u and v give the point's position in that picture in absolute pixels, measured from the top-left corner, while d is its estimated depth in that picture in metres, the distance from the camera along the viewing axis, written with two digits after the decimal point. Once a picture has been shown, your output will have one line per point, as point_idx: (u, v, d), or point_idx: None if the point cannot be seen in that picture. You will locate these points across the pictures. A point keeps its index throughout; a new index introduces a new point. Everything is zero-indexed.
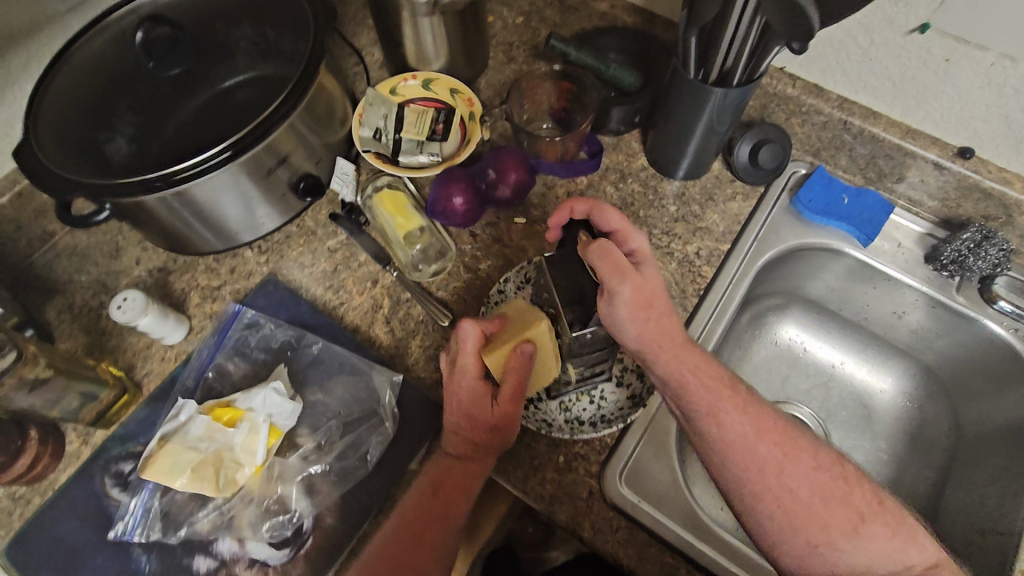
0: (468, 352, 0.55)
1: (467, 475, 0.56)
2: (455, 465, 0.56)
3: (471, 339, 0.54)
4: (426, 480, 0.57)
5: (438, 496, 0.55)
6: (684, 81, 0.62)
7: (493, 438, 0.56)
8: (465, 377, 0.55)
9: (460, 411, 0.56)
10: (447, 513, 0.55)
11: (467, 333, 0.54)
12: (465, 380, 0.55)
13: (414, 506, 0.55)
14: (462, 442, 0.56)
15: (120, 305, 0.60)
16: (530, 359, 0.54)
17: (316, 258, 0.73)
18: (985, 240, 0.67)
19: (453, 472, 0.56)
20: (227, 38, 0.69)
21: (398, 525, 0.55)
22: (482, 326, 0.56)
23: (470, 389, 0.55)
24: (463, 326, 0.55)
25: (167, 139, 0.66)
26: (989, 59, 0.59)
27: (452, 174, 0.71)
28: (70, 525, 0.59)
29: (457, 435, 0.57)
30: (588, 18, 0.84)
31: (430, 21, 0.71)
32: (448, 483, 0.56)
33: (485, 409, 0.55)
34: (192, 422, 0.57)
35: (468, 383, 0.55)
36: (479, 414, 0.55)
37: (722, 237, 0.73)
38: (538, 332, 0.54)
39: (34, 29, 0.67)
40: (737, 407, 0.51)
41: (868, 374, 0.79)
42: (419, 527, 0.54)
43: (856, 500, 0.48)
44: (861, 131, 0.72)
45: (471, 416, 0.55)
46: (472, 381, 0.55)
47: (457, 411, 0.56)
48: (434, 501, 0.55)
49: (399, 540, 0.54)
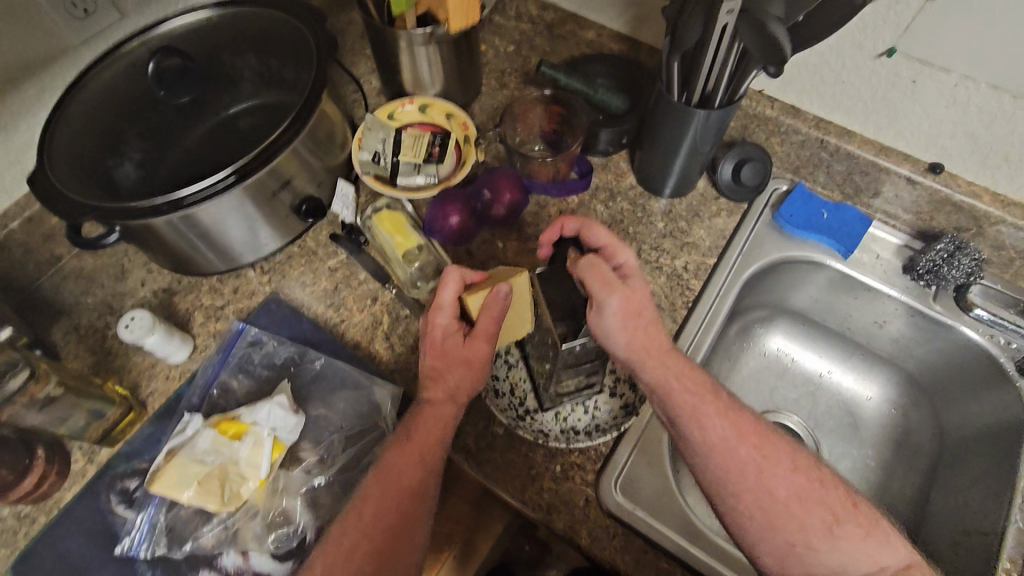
0: (449, 293, 0.57)
1: (440, 418, 0.56)
2: (428, 407, 0.57)
3: (454, 282, 0.57)
4: (401, 427, 0.57)
5: (413, 438, 0.55)
6: (668, 104, 0.66)
7: (466, 377, 0.57)
8: (441, 315, 0.57)
9: (436, 349, 0.57)
10: (428, 454, 0.54)
11: (450, 278, 0.57)
12: (441, 317, 0.57)
13: (393, 453, 0.55)
14: (435, 382, 0.57)
15: (128, 324, 0.63)
16: (505, 300, 0.55)
17: (317, 277, 0.75)
18: (957, 250, 0.71)
19: (429, 417, 0.56)
20: (232, 67, 0.73)
21: (382, 476, 0.53)
22: (466, 275, 0.59)
23: (445, 326, 0.57)
24: (447, 270, 0.58)
25: (173, 165, 0.70)
26: (952, 80, 0.63)
27: (449, 195, 0.74)
28: (76, 542, 0.60)
29: (432, 375, 0.57)
30: (576, 45, 0.88)
31: (427, 50, 0.75)
32: (424, 425, 0.56)
33: (459, 345, 0.57)
34: (198, 436, 0.58)
35: (444, 321, 0.57)
36: (453, 349, 0.57)
37: (708, 251, 0.76)
38: (517, 279, 0.56)
39: (50, 61, 0.70)
40: (718, 411, 0.53)
41: (854, 383, 0.82)
42: (401, 472, 0.53)
43: (831, 501, 0.50)
44: (837, 149, 0.75)
45: (446, 352, 0.57)
46: (447, 319, 0.57)
47: (432, 348, 0.58)
48: (412, 446, 0.54)
49: (386, 493, 0.53)
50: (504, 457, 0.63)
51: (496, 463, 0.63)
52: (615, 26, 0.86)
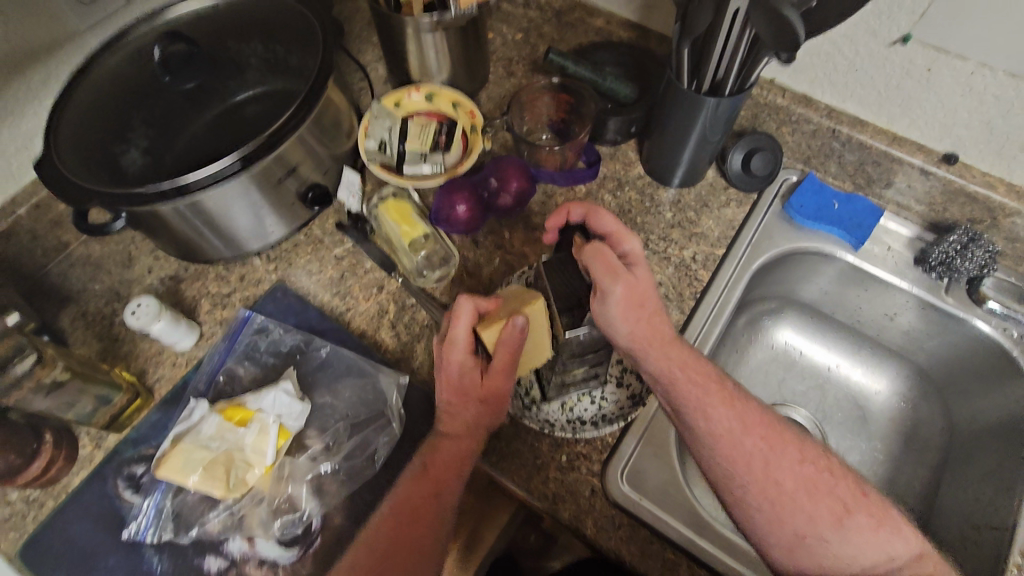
0: (462, 329, 0.56)
1: (458, 451, 0.57)
2: (445, 441, 0.58)
3: (467, 316, 0.56)
4: (418, 460, 0.58)
5: (430, 472, 0.56)
6: (678, 92, 0.65)
7: (482, 412, 0.58)
8: (455, 351, 0.56)
9: (452, 386, 0.57)
10: (441, 487, 0.56)
11: (463, 310, 0.56)
12: (456, 354, 0.56)
13: (409, 485, 0.56)
14: (451, 418, 0.58)
15: (135, 310, 0.63)
16: (523, 332, 0.53)
17: (323, 265, 0.75)
18: (971, 241, 0.70)
19: (445, 447, 0.57)
20: (238, 54, 0.72)
21: (394, 505, 0.56)
22: (479, 304, 0.56)
23: (461, 363, 0.56)
24: (461, 302, 0.56)
25: (180, 151, 0.68)
26: (968, 67, 0.62)
27: (456, 183, 0.73)
28: (83, 527, 0.60)
29: (448, 410, 0.58)
30: (584, 33, 0.87)
31: (433, 37, 0.74)
32: (440, 460, 0.57)
33: (476, 383, 0.57)
34: (204, 422, 0.58)
35: (459, 358, 0.56)
36: (470, 387, 0.57)
37: (717, 242, 0.75)
38: (532, 309, 0.54)
39: (55, 46, 0.70)
40: (724, 402, 0.53)
41: (864, 376, 0.81)
42: (415, 504, 0.55)
43: (839, 492, 0.50)
44: (849, 138, 0.74)
45: (462, 389, 0.57)
46: (460, 357, 0.56)
47: (448, 384, 0.58)
48: (427, 479, 0.56)
49: (395, 519, 0.55)
50: (509, 446, 0.63)
51: (501, 452, 0.63)
52: (624, 13, 0.85)
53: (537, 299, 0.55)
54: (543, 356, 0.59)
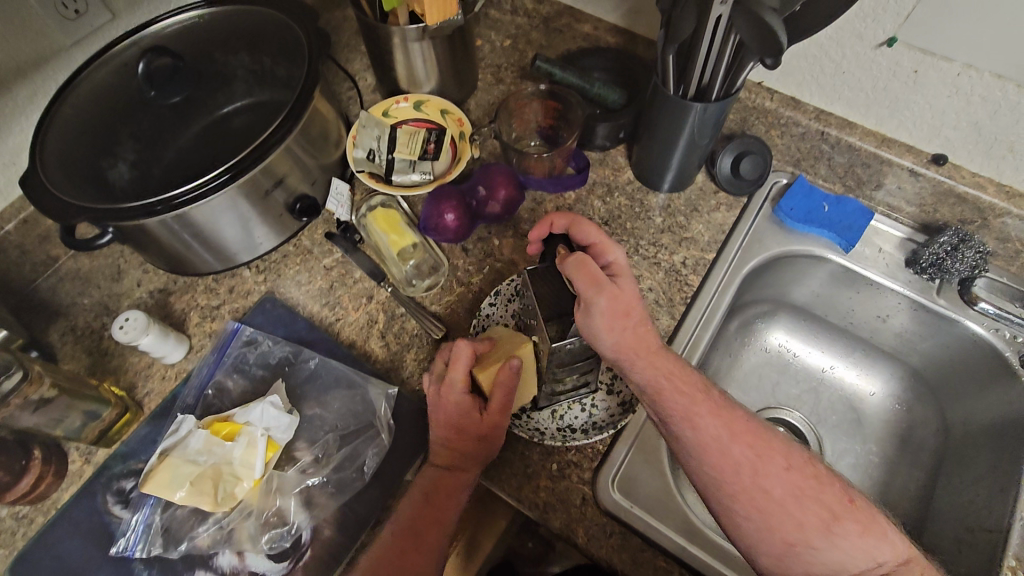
0: (460, 370, 0.57)
1: (455, 483, 0.57)
2: (447, 473, 0.57)
3: (465, 358, 0.57)
4: (419, 488, 0.57)
5: (431, 500, 0.56)
6: (664, 97, 0.65)
7: (483, 449, 0.57)
8: (453, 391, 0.57)
9: (450, 424, 0.57)
10: (444, 515, 0.56)
11: (460, 352, 0.57)
12: (453, 394, 0.57)
13: (410, 512, 0.56)
14: (452, 454, 0.58)
15: (123, 325, 0.62)
16: (517, 374, 0.56)
17: (312, 275, 0.75)
18: (961, 243, 0.70)
19: (446, 479, 0.57)
20: (225, 67, 0.73)
21: (394, 532, 0.55)
22: (475, 347, 0.59)
23: (459, 403, 0.57)
24: (457, 346, 0.58)
25: (168, 163, 0.70)
26: (954, 69, 0.62)
27: (443, 191, 0.73)
28: (72, 543, 0.60)
29: (447, 447, 0.58)
30: (573, 39, 0.87)
31: (420, 46, 0.74)
32: (439, 488, 0.56)
33: (474, 422, 0.57)
34: (191, 436, 0.58)
35: (456, 398, 0.57)
36: (468, 425, 0.57)
37: (706, 246, 0.75)
38: (526, 351, 0.57)
39: (41, 62, 0.70)
40: (711, 411, 0.52)
41: (858, 378, 0.81)
42: (419, 530, 0.55)
43: (826, 498, 0.50)
44: (838, 141, 0.74)
45: (460, 428, 0.57)
46: (458, 396, 0.57)
47: (445, 426, 0.58)
48: (428, 507, 0.56)
49: (396, 545, 0.54)
50: (500, 455, 0.63)
51: (491, 461, 0.62)
52: (611, 19, 0.85)
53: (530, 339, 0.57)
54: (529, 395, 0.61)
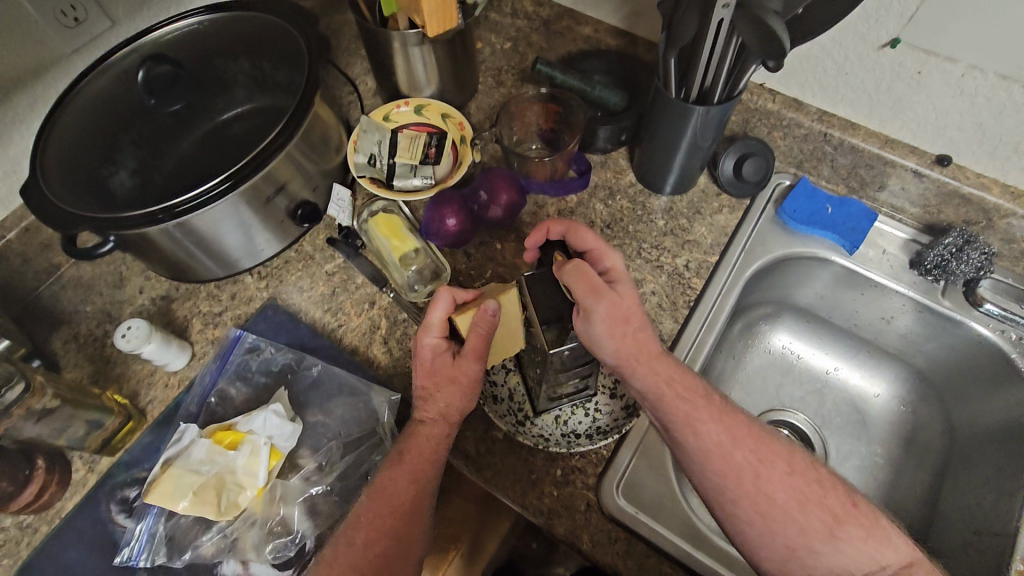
0: (438, 314, 0.56)
1: (431, 438, 0.56)
2: (421, 426, 0.57)
3: (443, 304, 0.56)
4: (396, 449, 0.57)
5: (406, 460, 0.55)
6: (666, 100, 0.65)
7: (455, 395, 0.56)
8: (429, 335, 0.57)
9: (425, 370, 0.57)
10: (418, 475, 0.55)
11: (440, 297, 0.57)
12: (429, 339, 0.57)
13: (386, 476, 0.55)
14: (426, 401, 0.57)
15: (125, 333, 0.62)
16: (494, 317, 0.54)
17: (314, 281, 0.74)
18: (966, 244, 0.70)
19: (421, 435, 0.56)
20: (225, 72, 0.73)
21: (371, 496, 0.55)
22: (457, 294, 0.58)
23: (433, 348, 0.57)
24: (439, 290, 0.57)
25: (169, 171, 0.70)
26: (959, 70, 0.61)
27: (445, 196, 0.73)
28: (77, 551, 0.60)
29: (422, 394, 0.57)
30: (573, 42, 0.87)
31: (420, 50, 0.74)
32: (414, 446, 0.56)
33: (447, 364, 0.56)
34: (194, 446, 0.59)
35: (433, 342, 0.57)
36: (441, 371, 0.56)
37: (709, 249, 0.75)
38: (505, 299, 0.57)
39: (41, 70, 0.70)
40: (712, 416, 0.52)
41: (862, 380, 0.81)
42: (394, 493, 0.54)
43: (829, 502, 0.49)
44: (840, 142, 0.74)
45: (434, 371, 0.57)
46: (435, 340, 0.57)
47: (421, 371, 0.57)
48: (403, 467, 0.55)
49: (373, 511, 0.54)
50: (504, 461, 0.62)
51: (495, 468, 0.62)
52: (611, 21, 0.85)
53: (511, 288, 0.57)
54: (516, 347, 0.60)
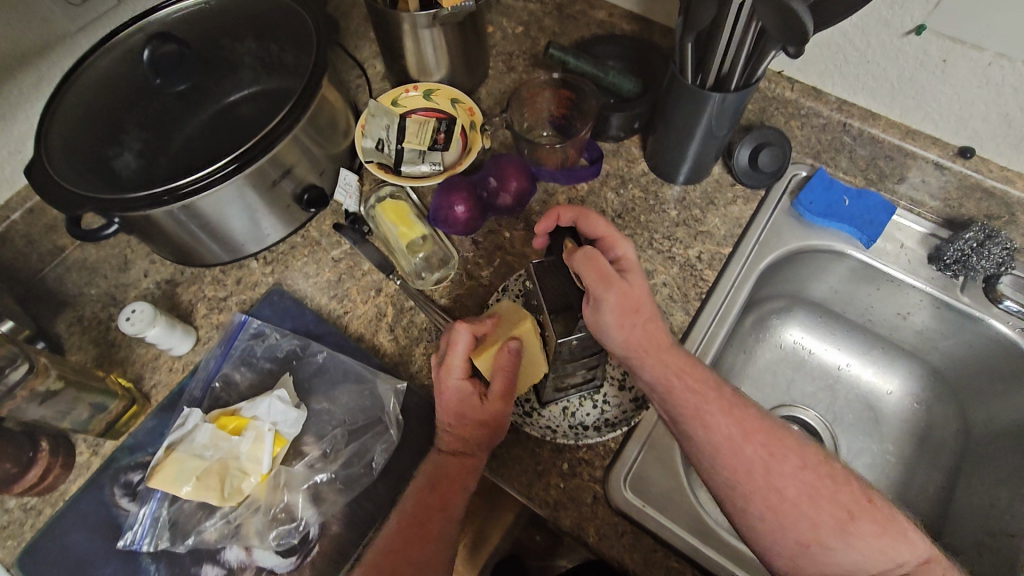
0: (458, 354, 0.56)
1: (461, 470, 0.56)
2: (449, 460, 0.56)
3: (463, 341, 0.56)
4: (423, 477, 0.57)
5: (435, 490, 0.55)
6: (682, 87, 0.63)
7: (484, 433, 0.56)
8: (452, 375, 0.56)
9: (451, 409, 0.57)
10: (448, 502, 0.55)
11: (459, 337, 0.56)
12: (452, 379, 0.56)
13: (415, 502, 0.55)
14: (453, 440, 0.57)
15: (129, 316, 0.62)
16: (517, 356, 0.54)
17: (320, 267, 0.73)
18: (988, 239, 0.68)
19: (451, 467, 0.56)
20: (231, 53, 0.71)
21: (400, 521, 0.54)
22: (475, 329, 0.57)
23: (458, 388, 0.56)
24: (456, 328, 0.56)
25: (175, 152, 0.67)
26: (986, 58, 0.59)
27: (453, 183, 0.71)
28: (81, 534, 0.60)
29: (449, 432, 0.57)
30: (586, 26, 0.85)
31: (431, 32, 0.72)
32: (444, 476, 0.56)
33: (474, 408, 0.56)
34: (198, 431, 0.58)
35: (455, 382, 0.56)
36: (469, 410, 0.56)
37: (723, 241, 0.73)
38: (525, 329, 0.55)
39: (45, 48, 0.69)
40: (722, 409, 0.51)
41: (875, 377, 0.79)
42: (421, 520, 0.54)
43: (842, 497, 0.48)
44: (860, 133, 0.72)
45: (461, 413, 0.56)
46: (457, 381, 0.56)
47: (447, 409, 0.57)
48: (432, 494, 0.55)
49: (401, 536, 0.54)
50: (509, 451, 0.61)
51: (502, 458, 0.61)
52: (626, 5, 0.83)
53: (528, 319, 0.55)
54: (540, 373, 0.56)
